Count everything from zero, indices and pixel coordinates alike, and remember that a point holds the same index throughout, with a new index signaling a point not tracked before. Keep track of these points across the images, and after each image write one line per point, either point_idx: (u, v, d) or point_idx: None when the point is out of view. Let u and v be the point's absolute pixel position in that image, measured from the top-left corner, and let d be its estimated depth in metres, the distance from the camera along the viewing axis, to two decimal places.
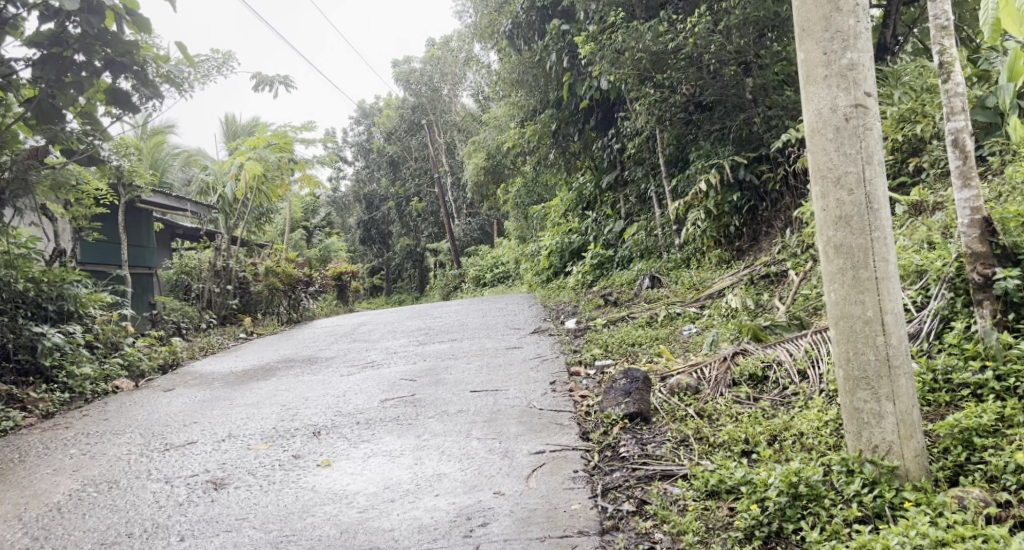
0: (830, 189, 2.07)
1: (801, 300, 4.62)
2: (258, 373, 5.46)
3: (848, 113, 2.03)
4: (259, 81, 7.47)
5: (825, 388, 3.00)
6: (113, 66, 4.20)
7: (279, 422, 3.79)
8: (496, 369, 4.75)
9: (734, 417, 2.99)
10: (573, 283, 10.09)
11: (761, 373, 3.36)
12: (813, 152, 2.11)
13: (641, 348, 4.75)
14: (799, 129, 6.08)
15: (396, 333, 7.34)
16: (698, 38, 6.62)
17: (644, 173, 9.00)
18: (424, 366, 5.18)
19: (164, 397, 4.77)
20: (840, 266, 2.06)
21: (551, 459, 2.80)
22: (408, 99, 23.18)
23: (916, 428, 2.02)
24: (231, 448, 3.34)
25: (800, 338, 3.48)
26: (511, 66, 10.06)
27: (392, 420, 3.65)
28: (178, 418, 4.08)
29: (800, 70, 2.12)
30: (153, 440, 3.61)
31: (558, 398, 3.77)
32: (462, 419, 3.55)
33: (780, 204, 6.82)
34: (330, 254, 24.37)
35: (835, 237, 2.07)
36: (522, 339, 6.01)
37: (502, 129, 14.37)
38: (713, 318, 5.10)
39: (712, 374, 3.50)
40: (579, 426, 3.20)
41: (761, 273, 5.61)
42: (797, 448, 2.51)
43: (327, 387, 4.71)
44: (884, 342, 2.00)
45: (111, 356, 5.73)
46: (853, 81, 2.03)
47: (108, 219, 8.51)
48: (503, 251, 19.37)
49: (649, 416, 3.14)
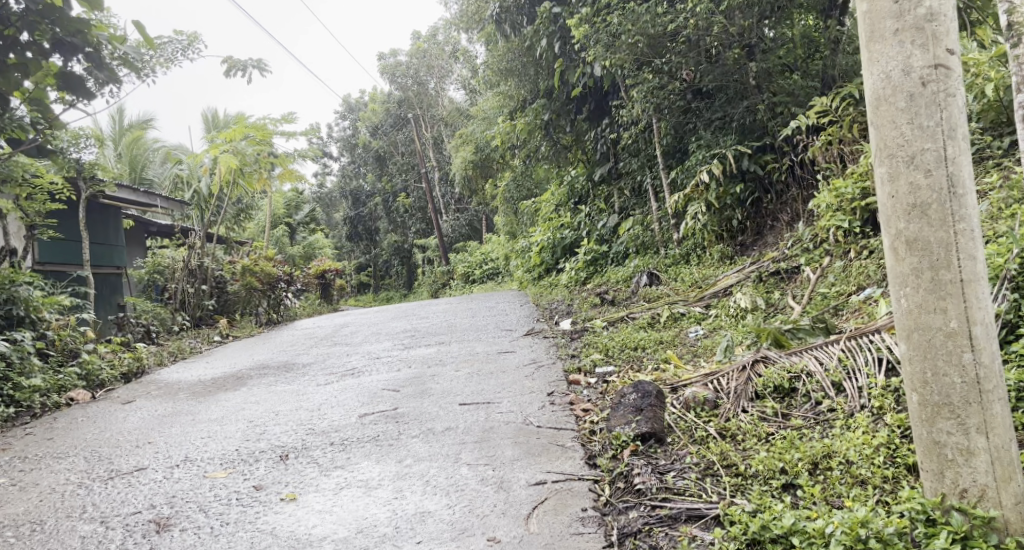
0: (900, 171, 1.67)
1: (818, 300, 4.24)
2: (227, 383, 5.00)
3: (925, 75, 1.63)
4: (229, 65, 6.92)
5: (867, 405, 2.60)
6: (62, 47, 3.60)
7: (242, 443, 3.37)
8: (487, 378, 4.32)
9: (764, 440, 2.60)
10: (565, 280, 9.66)
11: (789, 385, 2.96)
12: (878, 127, 1.71)
13: (647, 354, 4.36)
14: (808, 116, 5.72)
15: (380, 335, 6.90)
16: (699, 20, 6.22)
17: (640, 164, 8.60)
18: (409, 374, 4.75)
19: (121, 411, 4.32)
20: (914, 267, 1.67)
21: (553, 492, 2.42)
22: (392, 92, 22.61)
23: (1016, 468, 1.64)
24: (184, 477, 2.92)
25: (831, 345, 3.09)
26: (499, 54, 9.67)
27: (371, 440, 3.23)
28: (131, 437, 3.64)
29: (862, 24, 1.73)
30: (98, 465, 3.17)
31: (558, 413, 3.37)
32: (450, 438, 3.14)
33: (786, 196, 6.46)
34: (312, 252, 23.81)
35: (908, 230, 1.67)
36: (515, 343, 5.58)
37: (492, 122, 13.94)
38: (721, 319, 4.73)
39: (732, 385, 3.10)
40: (584, 449, 2.82)
41: (771, 270, 5.23)
42: (847, 481, 2.14)
43: (302, 399, 4.27)
44: (972, 360, 1.61)
45: (67, 365, 5.25)
46: (932, 35, 1.63)
47: (68, 217, 7.98)
48: (491, 246, 18.90)
49: (664, 437, 2.76)
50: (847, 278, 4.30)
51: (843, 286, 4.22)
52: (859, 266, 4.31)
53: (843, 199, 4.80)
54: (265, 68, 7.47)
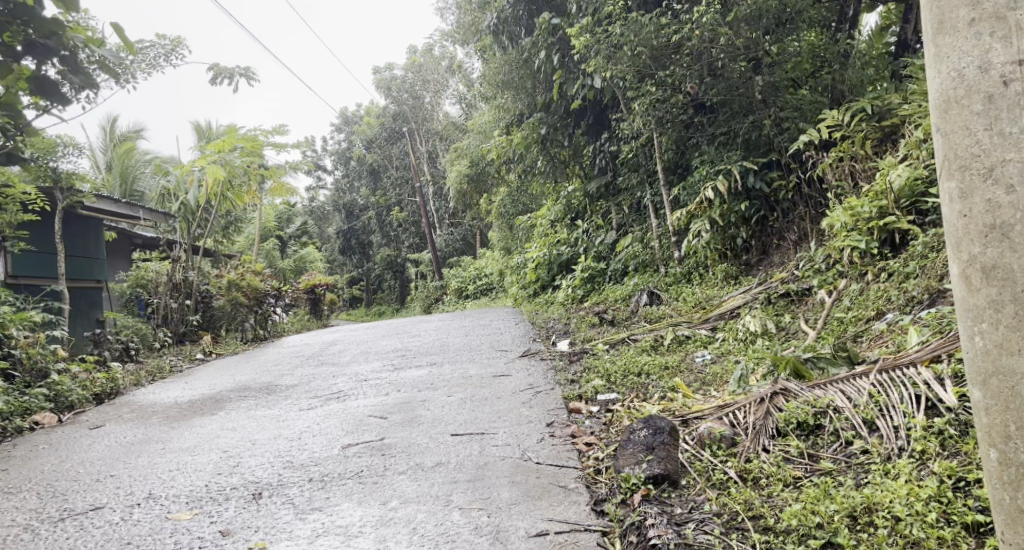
0: (976, 185, 1.42)
1: (834, 325, 4.00)
2: (203, 406, 4.68)
3: (1008, 72, 1.37)
4: (216, 72, 6.65)
5: (906, 449, 2.33)
6: (35, 50, 2.78)
7: (213, 477, 3.06)
8: (480, 405, 4.03)
9: (791, 486, 2.34)
10: (562, 298, 9.40)
11: (814, 421, 2.69)
12: (947, 134, 1.47)
13: (651, 380, 4.08)
14: (819, 130, 5.53)
15: (368, 355, 6.59)
16: (704, 31, 6.01)
17: (639, 180, 8.35)
18: (397, 399, 4.44)
19: (86, 437, 4.00)
20: (992, 299, 1.41)
21: (555, 547, 2.16)
22: (388, 106, 22.45)
23: None
24: (143, 518, 2.62)
25: (858, 378, 2.82)
26: (496, 66, 9.49)
27: (354, 477, 2.93)
28: (93, 468, 3.33)
29: (929, 15, 1.50)
30: (49, 503, 2.86)
31: (559, 447, 3.10)
32: (440, 476, 2.85)
33: (793, 214, 6.20)
34: (303, 266, 23.46)
35: (984, 255, 1.41)
36: (510, 365, 5.29)
37: (487, 136, 13.78)
38: (729, 343, 4.47)
39: (751, 420, 2.84)
40: (590, 492, 2.55)
41: (780, 292, 4.98)
42: (895, 543, 1.90)
43: (282, 426, 3.96)
44: None
45: (34, 386, 4.92)
46: (1018, 25, 1.37)
47: (44, 229, 7.70)
48: (485, 262, 18.60)
49: (679, 479, 2.51)
50: (865, 302, 4.07)
51: (862, 310, 3.98)
52: (877, 289, 4.07)
53: (859, 218, 4.63)
54: (254, 76, 7.20)
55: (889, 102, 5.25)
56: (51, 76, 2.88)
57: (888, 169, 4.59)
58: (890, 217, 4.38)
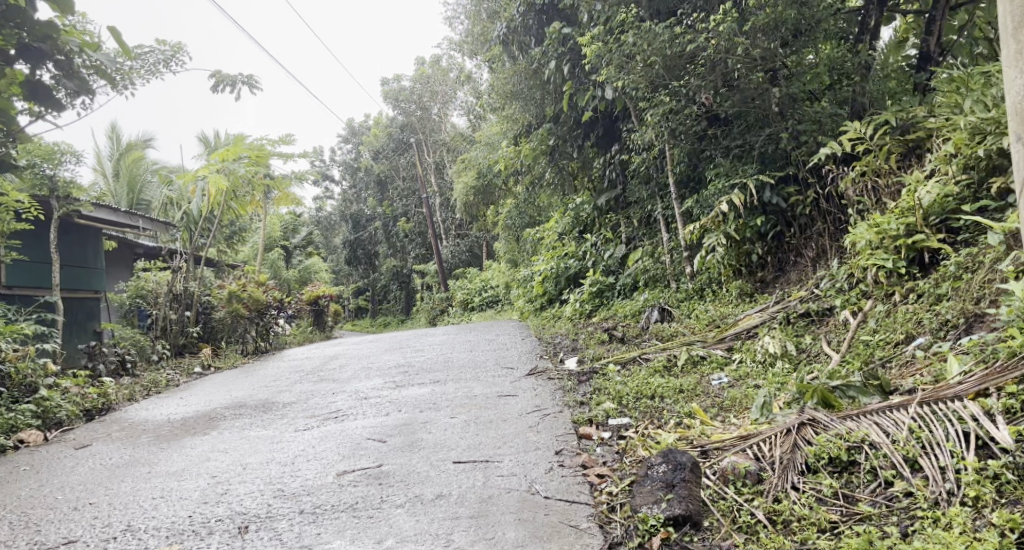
0: None
1: (859, 348, 3.78)
2: (196, 425, 4.49)
3: None
4: (217, 79, 6.50)
5: (956, 493, 2.11)
6: (29, 55, 2.82)
7: (199, 506, 2.87)
8: (484, 429, 3.80)
9: (828, 533, 2.13)
10: (570, 313, 9.17)
11: (848, 458, 2.46)
12: None
13: (666, 405, 3.86)
14: (841, 143, 5.31)
15: (369, 371, 6.36)
16: (721, 40, 5.81)
17: (650, 193, 8.16)
18: (397, 421, 4.22)
19: (71, 458, 3.81)
20: None
21: None
22: (396, 117, 22.32)
23: None
24: None
25: (896, 410, 2.58)
26: (505, 76, 9.35)
27: (349, 510, 2.73)
28: (73, 494, 3.14)
29: None
30: (20, 537, 2.67)
31: (569, 479, 2.87)
32: (441, 510, 2.64)
33: (810, 229, 5.98)
34: (308, 276, 23.30)
35: None
36: (517, 385, 5.06)
37: (494, 148, 13.63)
38: (748, 365, 4.25)
39: (778, 454, 2.61)
40: (606, 534, 2.33)
41: (799, 312, 4.77)
42: None
43: (277, 449, 3.76)
44: None
45: (22, 402, 4.73)
46: None
47: (42, 237, 7.65)
48: (492, 274, 18.33)
49: (701, 520, 2.30)
50: (891, 324, 3.85)
51: (890, 333, 3.76)
52: (906, 311, 3.85)
53: (885, 236, 4.40)
54: (258, 84, 7.02)
55: (914, 115, 5.04)
56: (45, 81, 2.91)
57: (915, 185, 4.37)
58: (920, 235, 4.16)
